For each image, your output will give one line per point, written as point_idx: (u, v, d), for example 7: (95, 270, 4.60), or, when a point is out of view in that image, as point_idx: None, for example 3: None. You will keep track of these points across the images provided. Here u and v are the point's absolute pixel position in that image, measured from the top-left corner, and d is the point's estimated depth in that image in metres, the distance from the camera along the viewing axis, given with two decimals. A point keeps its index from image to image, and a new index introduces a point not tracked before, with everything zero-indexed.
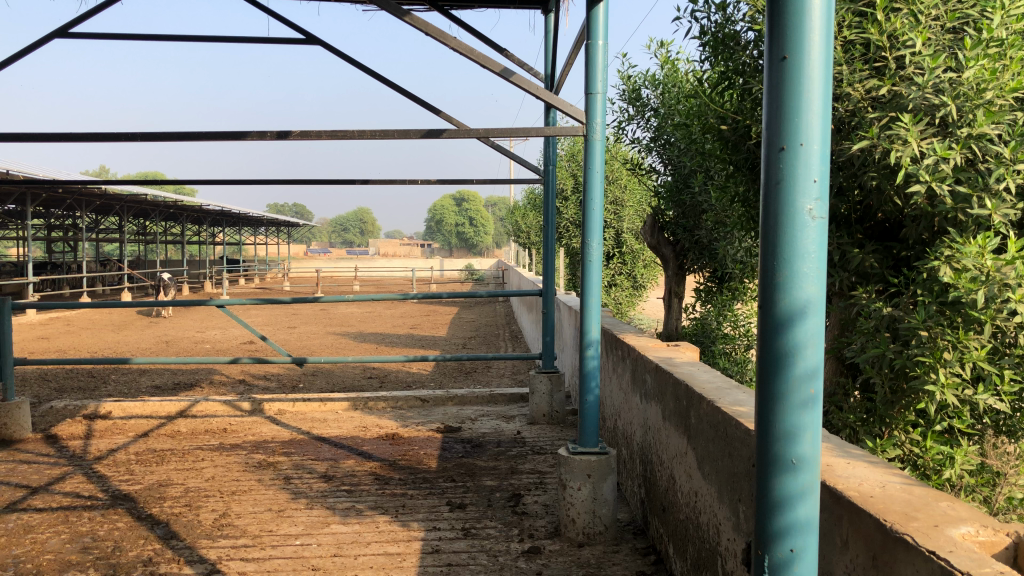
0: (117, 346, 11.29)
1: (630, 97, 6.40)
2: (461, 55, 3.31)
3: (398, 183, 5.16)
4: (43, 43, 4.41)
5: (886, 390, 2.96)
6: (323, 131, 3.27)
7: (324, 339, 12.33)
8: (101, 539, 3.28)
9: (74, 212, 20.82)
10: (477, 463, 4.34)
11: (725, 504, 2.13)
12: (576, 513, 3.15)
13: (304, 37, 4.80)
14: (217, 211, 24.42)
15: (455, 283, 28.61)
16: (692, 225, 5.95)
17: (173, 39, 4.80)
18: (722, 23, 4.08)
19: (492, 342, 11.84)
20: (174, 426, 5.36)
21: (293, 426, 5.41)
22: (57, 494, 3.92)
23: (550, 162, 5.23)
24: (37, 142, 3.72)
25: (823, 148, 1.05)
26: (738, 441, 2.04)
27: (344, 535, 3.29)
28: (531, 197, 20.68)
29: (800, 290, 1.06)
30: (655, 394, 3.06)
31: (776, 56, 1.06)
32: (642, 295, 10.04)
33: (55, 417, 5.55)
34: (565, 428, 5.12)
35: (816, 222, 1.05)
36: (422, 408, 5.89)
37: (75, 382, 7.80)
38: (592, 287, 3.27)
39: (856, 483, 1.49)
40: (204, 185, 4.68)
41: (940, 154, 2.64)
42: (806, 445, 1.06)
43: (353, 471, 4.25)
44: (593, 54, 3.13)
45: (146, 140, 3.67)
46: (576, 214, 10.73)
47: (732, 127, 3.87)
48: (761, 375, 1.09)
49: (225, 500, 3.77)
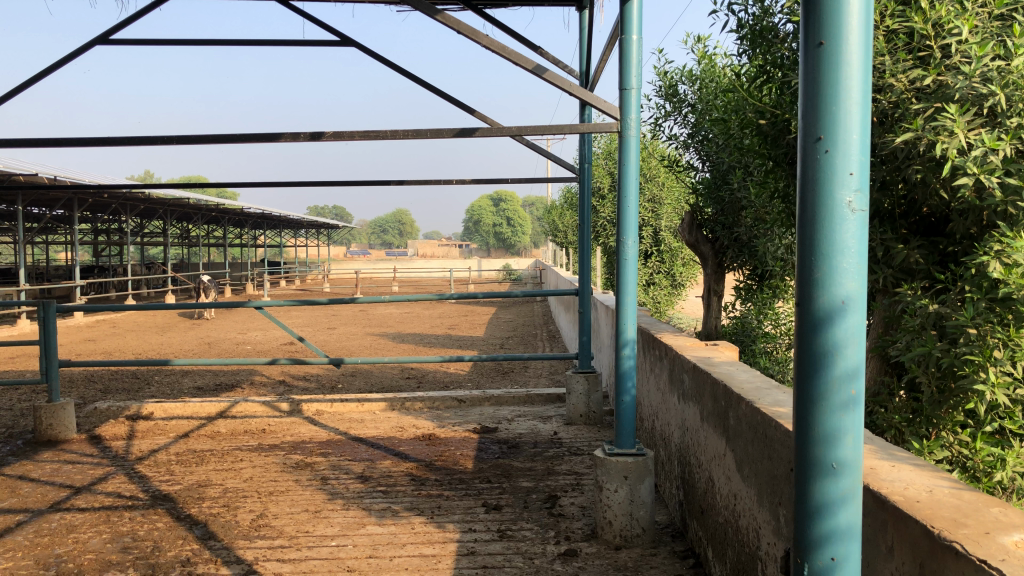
0: (160, 348, 11.48)
1: (667, 93, 6.33)
2: (493, 53, 3.28)
3: (433, 184, 5.16)
4: (83, 50, 4.49)
5: (933, 390, 2.88)
6: (356, 131, 3.27)
7: (363, 339, 12.45)
8: (141, 539, 3.31)
9: (119, 216, 21.23)
10: (513, 464, 4.31)
11: (765, 508, 2.07)
12: (613, 515, 3.10)
13: (338, 40, 4.82)
14: (258, 213, 24.71)
15: (493, 282, 28.65)
16: (731, 222, 5.86)
17: (210, 44, 4.87)
18: (760, 15, 4.01)
19: (530, 342, 11.81)
20: (214, 426, 5.42)
21: (331, 426, 5.44)
22: (99, 494, 3.97)
23: (586, 160, 5.18)
24: (77, 147, 3.79)
25: (863, 137, 1.00)
26: (778, 443, 1.98)
27: (380, 536, 3.29)
28: (567, 196, 20.68)
29: (839, 287, 1.00)
30: (694, 395, 3.00)
31: (812, 42, 1.00)
32: (681, 294, 9.92)
33: (99, 417, 5.65)
34: (603, 428, 5.07)
35: (856, 216, 1.00)
36: (459, 408, 5.89)
37: (119, 384, 7.93)
38: (628, 285, 3.20)
39: (901, 487, 1.42)
40: (241, 187, 4.73)
41: (989, 145, 2.55)
42: (847, 448, 1.01)
43: (390, 472, 4.26)
44: (627, 49, 3.08)
45: (183, 143, 3.71)
46: (614, 213, 10.65)
47: (771, 122, 3.80)
48: (799, 377, 1.04)
49: (263, 501, 3.79)
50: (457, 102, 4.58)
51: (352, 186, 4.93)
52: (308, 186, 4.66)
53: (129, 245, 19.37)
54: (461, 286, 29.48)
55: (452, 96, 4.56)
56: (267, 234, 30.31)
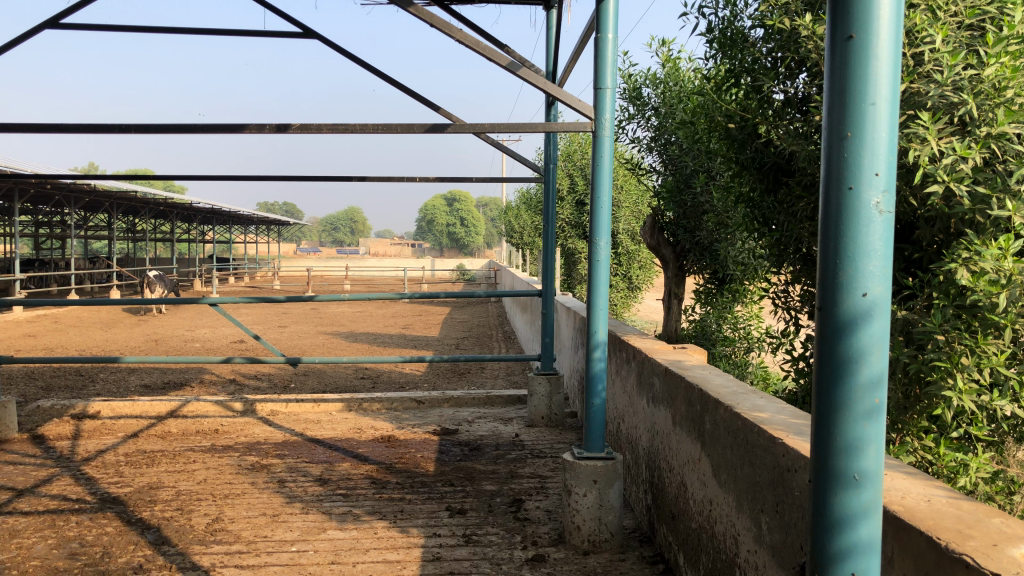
0: (105, 344, 11.13)
1: (630, 95, 6.32)
2: (466, 48, 3.22)
3: (395, 180, 5.07)
4: (31, 34, 4.31)
5: (899, 396, 2.85)
6: (324, 123, 3.17)
7: (316, 338, 12.25)
8: (89, 544, 3.17)
9: (62, 208, 20.60)
10: (475, 467, 4.25)
11: (744, 515, 2.05)
12: (582, 520, 3.06)
13: (301, 31, 4.71)
14: (207, 208, 24.23)
15: (445, 283, 28.45)
16: (693, 226, 5.85)
17: (169, 32, 4.73)
18: (729, 19, 4.02)
19: (486, 343, 11.77)
20: (164, 426, 5.24)
21: (287, 427, 5.31)
22: (44, 496, 3.80)
23: (551, 160, 5.12)
24: (26, 133, 3.62)
25: (891, 135, 1.00)
26: (761, 449, 1.95)
27: (341, 541, 3.19)
28: (522, 197, 20.70)
29: (865, 292, 1.00)
30: (664, 398, 2.98)
31: (841, 36, 1.00)
32: (637, 296, 9.95)
33: (42, 416, 5.44)
34: (564, 431, 5.02)
35: (883, 217, 1.00)
36: (418, 410, 5.81)
37: (62, 382, 7.66)
38: (600, 286, 3.18)
39: (899, 497, 1.40)
40: (197, 180, 4.60)
41: (960, 153, 2.55)
42: (870, 459, 1.01)
43: (349, 474, 4.16)
44: (602, 47, 3.04)
45: (138, 132, 3.57)
46: (573, 215, 10.65)
47: (739, 125, 3.79)
48: (819, 385, 1.04)
49: (219, 504, 3.66)
50: (422, 99, 4.50)
51: (312, 181, 4.82)
52: (268, 178, 4.54)
53: (72, 238, 18.80)
54: (414, 285, 29.24)
55: (416, 93, 4.48)
56: (217, 229, 29.71)
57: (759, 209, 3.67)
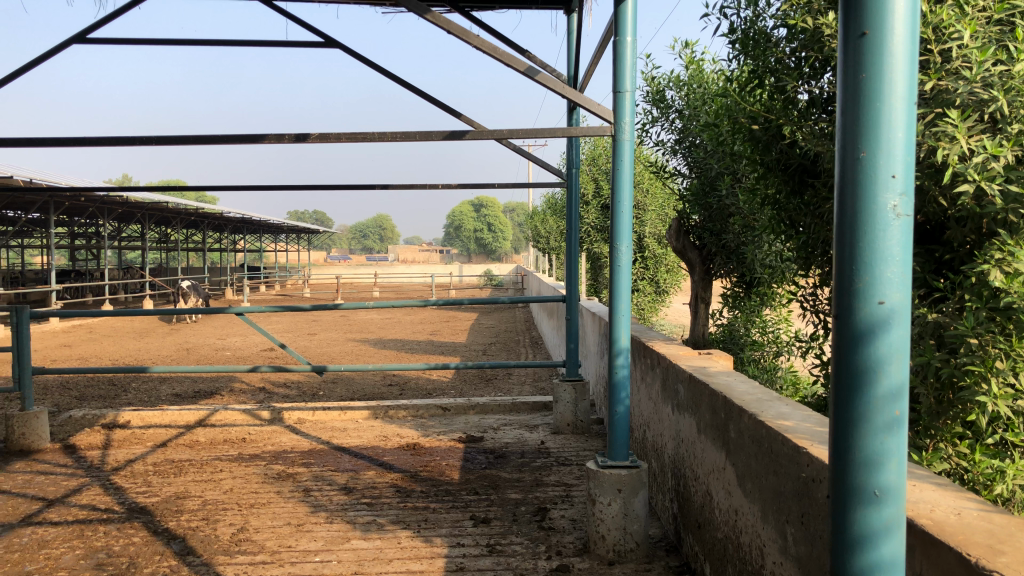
0: (137, 354, 11.28)
1: (654, 98, 6.27)
2: (484, 53, 3.21)
3: (418, 188, 5.07)
4: (59, 49, 4.38)
5: (931, 401, 2.77)
6: (343, 132, 3.17)
7: (344, 345, 12.32)
8: (116, 555, 3.19)
9: (96, 219, 20.94)
10: (500, 475, 4.22)
11: (770, 526, 1.99)
12: (606, 530, 3.02)
13: (323, 41, 4.74)
14: (237, 217, 24.53)
15: (473, 288, 28.52)
16: (719, 229, 5.77)
17: (193, 44, 4.78)
18: (752, 19, 3.97)
19: (513, 348, 11.75)
20: (193, 435, 5.28)
21: (313, 435, 5.33)
22: (73, 507, 3.84)
23: (574, 164, 5.09)
24: (52, 147, 3.67)
25: (907, 135, 0.97)
26: (785, 459, 1.90)
27: (365, 551, 3.18)
28: (549, 202, 20.70)
29: (883, 299, 0.97)
30: (689, 405, 2.94)
31: (855, 33, 0.98)
32: (665, 300, 9.89)
33: (74, 426, 5.50)
34: (590, 438, 4.98)
35: (901, 221, 0.97)
36: (443, 417, 5.79)
37: (96, 391, 7.76)
38: (622, 293, 3.15)
39: (927, 510, 1.35)
40: (222, 191, 4.64)
41: (990, 152, 2.48)
42: (891, 474, 0.98)
43: (374, 483, 4.15)
44: (621, 50, 3.02)
45: (160, 144, 3.61)
46: (598, 219, 10.59)
47: (763, 127, 3.73)
48: (837, 397, 1.01)
49: (244, 513, 3.67)
50: (444, 106, 4.49)
51: (334, 190, 4.83)
52: (290, 187, 4.57)
53: (106, 248, 19.11)
54: (442, 291, 29.34)
55: (438, 100, 4.48)
56: (248, 238, 30.00)
57: (785, 211, 3.60)
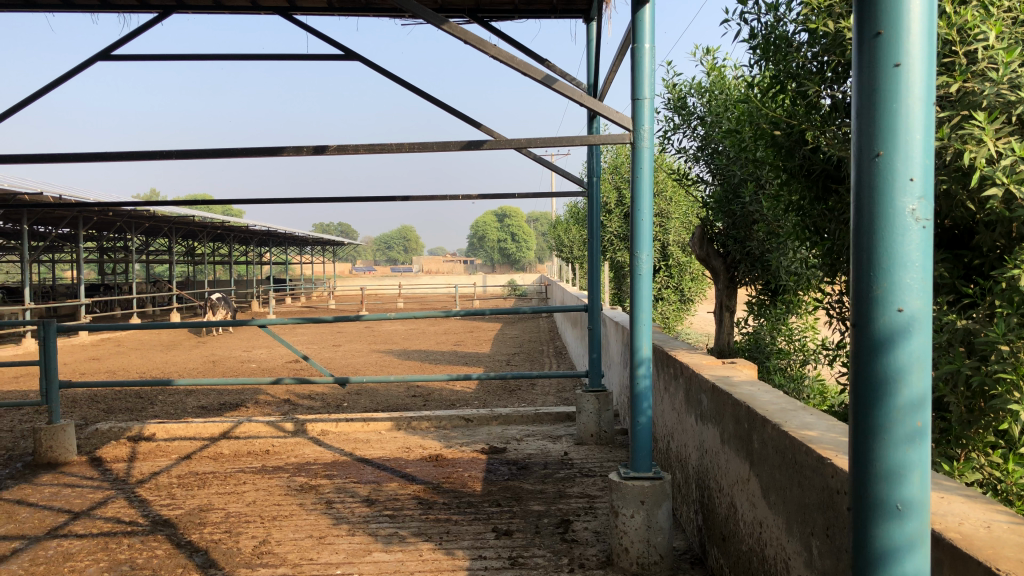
0: (164, 366, 11.38)
1: (675, 105, 6.23)
2: (501, 63, 3.20)
3: (439, 199, 5.08)
4: (83, 66, 4.43)
5: (961, 410, 2.69)
6: (361, 143, 3.18)
7: (368, 356, 12.36)
8: (139, 567, 3.20)
9: (125, 234, 21.20)
10: (523, 487, 4.18)
11: (795, 538, 1.95)
12: (629, 542, 2.98)
13: (342, 54, 4.76)
14: (263, 230, 24.76)
15: (497, 299, 28.52)
16: (743, 236, 5.70)
17: (215, 59, 4.82)
18: (773, 24, 3.93)
19: (537, 358, 11.72)
20: (217, 447, 5.30)
21: (336, 447, 5.33)
22: (98, 519, 3.86)
23: (594, 173, 5.06)
24: (75, 162, 3.72)
25: (925, 137, 0.94)
26: (810, 470, 1.85)
27: (386, 564, 3.16)
28: (572, 211, 20.67)
29: (902, 306, 0.95)
30: (712, 416, 2.89)
31: (870, 33, 0.96)
32: (690, 309, 9.81)
33: (101, 439, 5.54)
34: (614, 448, 4.93)
35: (920, 226, 0.95)
36: (466, 428, 5.77)
37: (123, 404, 7.82)
38: (643, 302, 3.11)
39: (956, 524, 1.31)
40: (243, 204, 4.67)
41: (1019, 154, 2.41)
42: (914, 487, 0.95)
43: (396, 495, 4.13)
44: (640, 58, 2.99)
45: (181, 159, 3.63)
46: (621, 228, 10.53)
47: (785, 133, 3.67)
48: (857, 407, 0.98)
49: (266, 526, 3.67)
50: (464, 116, 4.49)
51: (355, 202, 4.84)
52: (312, 199, 4.59)
53: (135, 263, 19.36)
54: (466, 301, 29.39)
55: (458, 111, 4.47)
56: (273, 251, 30.27)
57: (809, 217, 3.53)
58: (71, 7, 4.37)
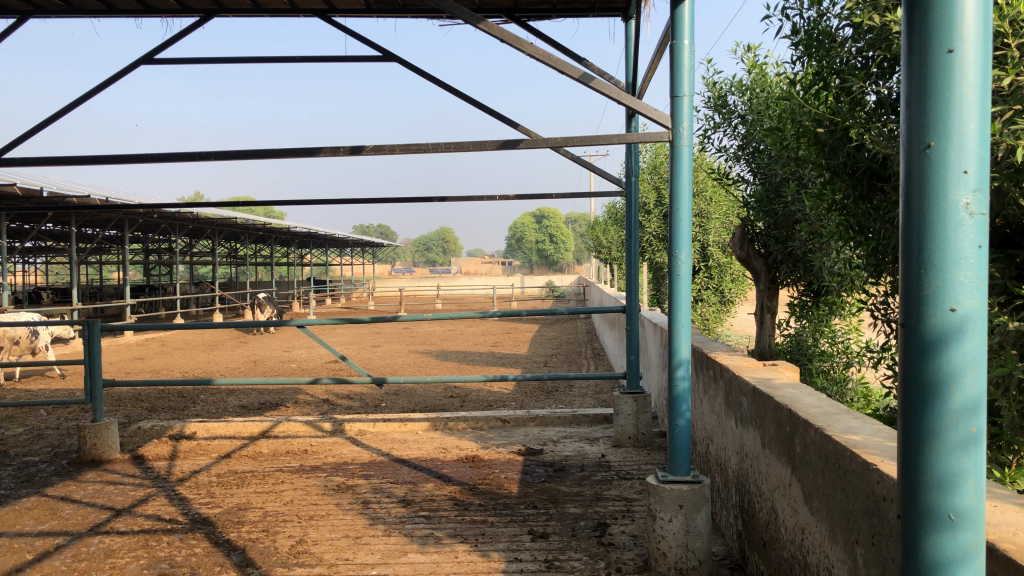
0: (206, 366, 11.54)
1: (716, 103, 6.15)
2: (537, 61, 3.17)
3: (477, 200, 5.06)
4: (127, 70, 4.49)
5: (1013, 415, 2.56)
6: (397, 144, 3.17)
7: (406, 357, 12.43)
8: (178, 565, 3.23)
9: (169, 235, 21.58)
10: (559, 489, 4.15)
11: (839, 545, 1.89)
12: (667, 547, 2.93)
13: (380, 55, 4.78)
14: (303, 232, 25.03)
15: (536, 300, 28.44)
16: (785, 236, 5.58)
17: (254, 61, 4.87)
18: (816, 18, 3.84)
19: (575, 360, 11.64)
20: (256, 447, 5.35)
21: (373, 447, 5.34)
22: (139, 517, 3.91)
23: (632, 173, 5.00)
24: (116, 164, 3.77)
25: (981, 126, 0.90)
26: (854, 475, 1.80)
27: (422, 565, 3.15)
28: (611, 212, 20.51)
29: (954, 306, 0.90)
30: (752, 419, 2.84)
31: (920, 19, 0.91)
32: (731, 310, 9.66)
33: (143, 437, 5.62)
34: (652, 451, 4.87)
35: (974, 220, 0.90)
36: (503, 429, 5.75)
37: (166, 403, 7.94)
38: (682, 303, 3.05)
39: (1010, 534, 1.25)
40: (284, 205, 4.71)
41: None
42: (967, 496, 0.90)
43: (432, 496, 4.12)
44: (678, 54, 2.95)
45: (220, 161, 3.67)
46: (660, 228, 10.43)
47: (830, 130, 3.58)
48: (906, 410, 0.94)
49: (303, 525, 3.69)
50: (501, 116, 4.46)
51: (392, 202, 4.84)
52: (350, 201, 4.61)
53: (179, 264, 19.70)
54: (504, 302, 29.39)
55: (495, 111, 4.45)
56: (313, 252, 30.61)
57: (853, 217, 3.43)
58: (115, 11, 4.44)
